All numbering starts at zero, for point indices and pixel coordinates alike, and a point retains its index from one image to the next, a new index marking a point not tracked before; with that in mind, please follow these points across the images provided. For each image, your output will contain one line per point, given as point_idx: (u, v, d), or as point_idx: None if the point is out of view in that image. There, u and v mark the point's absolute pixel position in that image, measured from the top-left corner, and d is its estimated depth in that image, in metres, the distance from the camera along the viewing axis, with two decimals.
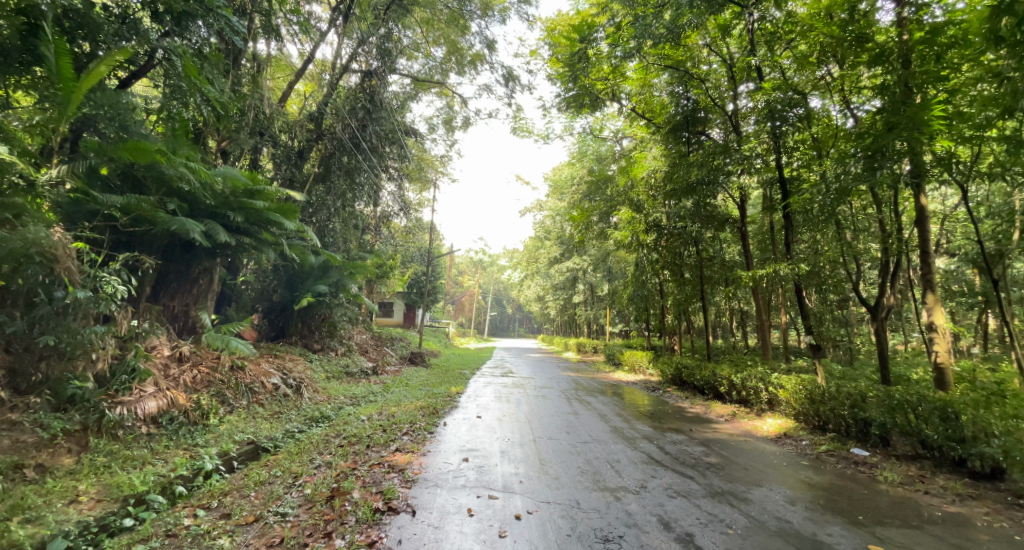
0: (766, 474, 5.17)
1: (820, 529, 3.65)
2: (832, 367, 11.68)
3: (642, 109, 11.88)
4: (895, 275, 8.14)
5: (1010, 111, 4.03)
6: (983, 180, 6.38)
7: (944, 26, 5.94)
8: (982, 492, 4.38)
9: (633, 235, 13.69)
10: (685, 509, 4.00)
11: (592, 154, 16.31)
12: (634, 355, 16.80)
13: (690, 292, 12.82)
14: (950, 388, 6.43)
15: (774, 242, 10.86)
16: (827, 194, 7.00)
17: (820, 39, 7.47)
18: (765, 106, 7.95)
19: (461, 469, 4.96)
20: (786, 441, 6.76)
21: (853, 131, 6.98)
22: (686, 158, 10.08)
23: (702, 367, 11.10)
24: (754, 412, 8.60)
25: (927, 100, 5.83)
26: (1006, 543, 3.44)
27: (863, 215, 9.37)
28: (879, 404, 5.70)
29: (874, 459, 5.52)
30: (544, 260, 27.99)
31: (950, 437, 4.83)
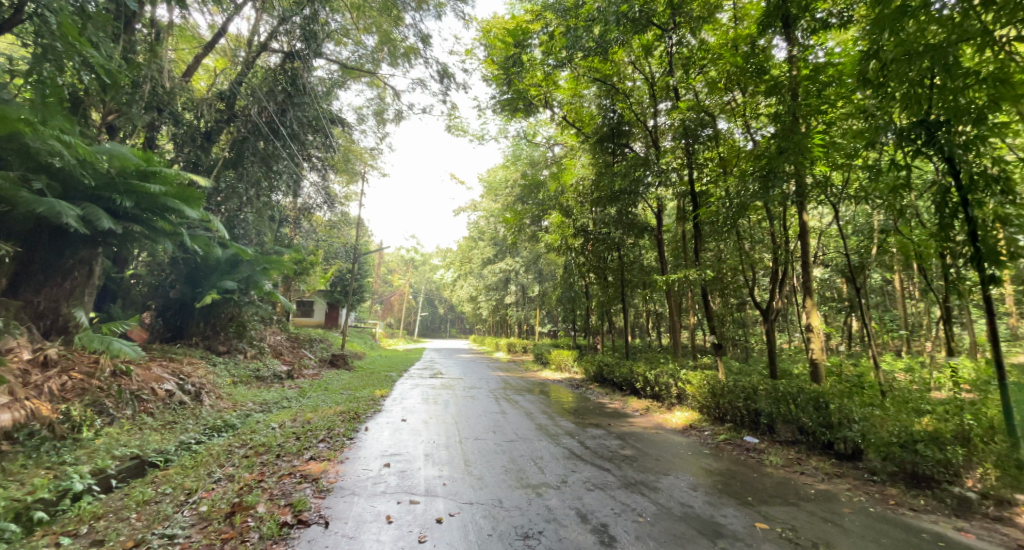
0: (674, 463, 5.59)
1: (717, 511, 4.02)
2: (731, 364, 12.93)
3: (573, 119, 12.43)
4: (783, 282, 9.20)
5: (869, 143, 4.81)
6: (850, 202, 7.42)
7: (824, 67, 6.88)
8: (844, 471, 5.08)
9: (562, 239, 14.22)
10: (601, 501, 4.19)
11: (526, 158, 16.40)
12: (560, 354, 17.33)
13: (613, 294, 13.66)
14: (822, 381, 7.36)
15: (686, 250, 11.72)
16: (730, 208, 7.76)
17: (727, 67, 8.27)
18: (680, 125, 8.68)
19: (382, 475, 4.79)
20: (691, 432, 7.36)
21: (752, 152, 7.78)
22: (611, 168, 10.68)
23: (621, 365, 11.73)
24: (665, 405, 9.25)
25: (810, 130, 6.68)
26: (862, 514, 4.02)
27: (760, 229, 10.46)
28: (768, 396, 6.42)
29: (762, 445, 6.20)
30: (478, 261, 27.99)
31: (821, 423, 5.54)
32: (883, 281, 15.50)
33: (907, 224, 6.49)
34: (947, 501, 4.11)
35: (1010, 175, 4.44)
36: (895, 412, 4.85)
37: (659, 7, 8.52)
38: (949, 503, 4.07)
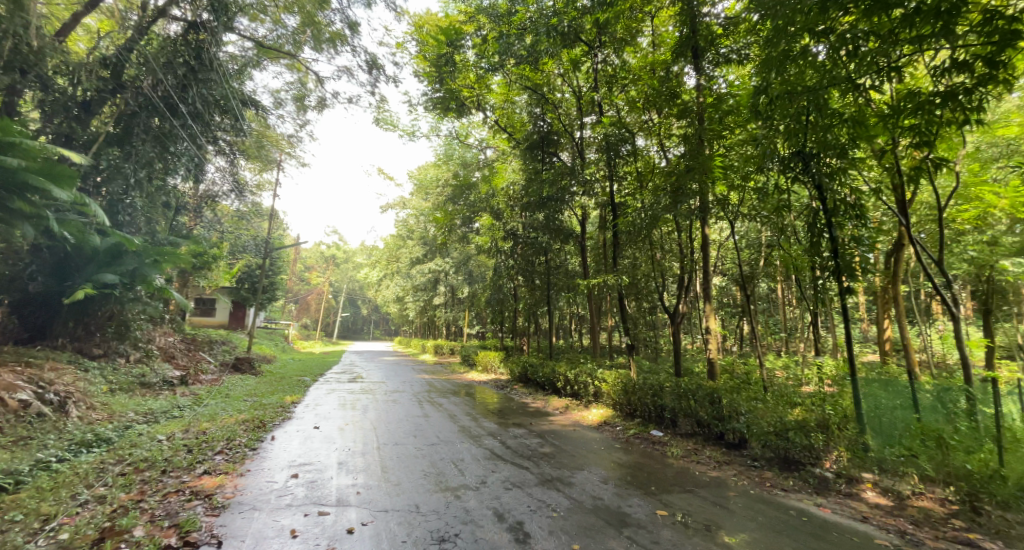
0: (588, 459, 5.86)
1: (624, 501, 4.29)
2: (644, 363, 13.86)
3: (504, 123, 12.52)
4: (689, 288, 10.07)
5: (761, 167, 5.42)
6: (744, 218, 8.32)
7: (725, 96, 7.67)
8: (731, 458, 5.68)
9: (491, 241, 14.36)
10: (518, 500, 4.28)
11: (458, 158, 16.29)
12: (485, 356, 17.37)
13: (539, 296, 14.02)
14: (718, 378, 8.15)
15: (606, 255, 12.35)
16: (644, 219, 8.32)
17: (644, 88, 8.84)
18: (603, 139, 9.14)
19: (288, 487, 4.47)
20: (604, 428, 7.78)
21: (665, 168, 8.39)
22: (540, 176, 10.95)
23: (544, 366, 12.06)
24: (582, 403, 9.67)
25: (712, 153, 7.39)
26: (744, 495, 4.52)
27: (670, 238, 11.35)
28: (672, 392, 6.97)
29: (665, 438, 6.72)
30: (405, 260, 27.25)
31: (715, 416, 6.14)
32: (770, 290, 17.59)
33: (787, 239, 7.43)
34: (810, 480, 4.77)
35: (863, 203, 5.29)
36: (773, 404, 5.52)
37: (587, 26, 9.00)
38: (812, 482, 4.72)
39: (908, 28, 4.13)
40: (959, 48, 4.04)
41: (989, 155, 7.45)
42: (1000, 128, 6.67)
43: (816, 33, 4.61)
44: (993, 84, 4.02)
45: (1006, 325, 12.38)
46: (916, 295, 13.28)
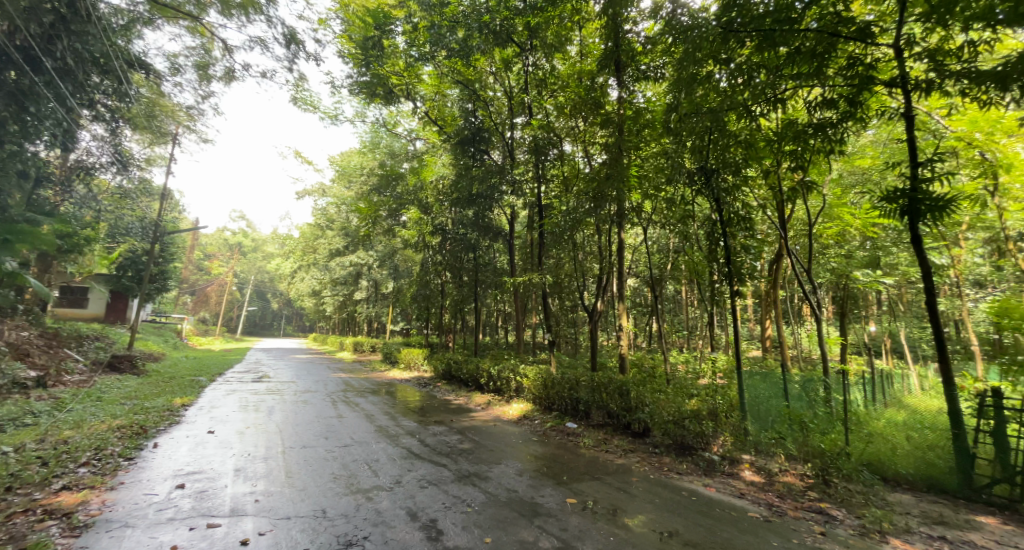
0: (505, 453, 5.97)
1: (537, 492, 4.43)
2: (564, 359, 14.38)
3: (435, 116, 12.30)
4: (608, 288, 10.60)
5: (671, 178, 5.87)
6: (656, 225, 8.95)
7: (643, 110, 8.22)
8: (636, 445, 6.10)
9: (419, 235, 14.00)
10: (433, 497, 4.24)
11: (385, 147, 15.70)
12: (409, 353, 16.91)
13: (466, 293, 13.96)
14: (629, 373, 8.70)
15: (532, 254, 12.61)
16: (567, 221, 8.62)
17: (571, 95, 9.06)
18: (532, 142, 9.48)
19: (172, 499, 4.02)
20: (524, 422, 7.97)
21: (589, 173, 8.73)
22: (469, 172, 10.86)
23: (468, 362, 12.04)
24: (504, 399, 9.80)
25: (629, 163, 7.86)
26: (645, 480, 4.89)
27: (591, 240, 11.88)
28: (587, 386, 7.31)
29: (579, 429, 7.04)
30: (324, 251, 25.69)
31: (623, 407, 6.54)
32: (677, 291, 19.16)
33: (692, 245, 8.14)
34: (700, 463, 5.27)
35: (751, 217, 5.99)
36: (673, 395, 6.00)
37: (519, 28, 9.15)
38: (702, 465, 5.23)
39: (789, 66, 4.79)
40: (829, 87, 4.74)
41: (849, 182, 8.76)
42: (857, 159, 7.87)
43: (719, 60, 5.18)
44: (852, 121, 4.78)
45: (857, 325, 14.68)
46: (793, 299, 15.24)
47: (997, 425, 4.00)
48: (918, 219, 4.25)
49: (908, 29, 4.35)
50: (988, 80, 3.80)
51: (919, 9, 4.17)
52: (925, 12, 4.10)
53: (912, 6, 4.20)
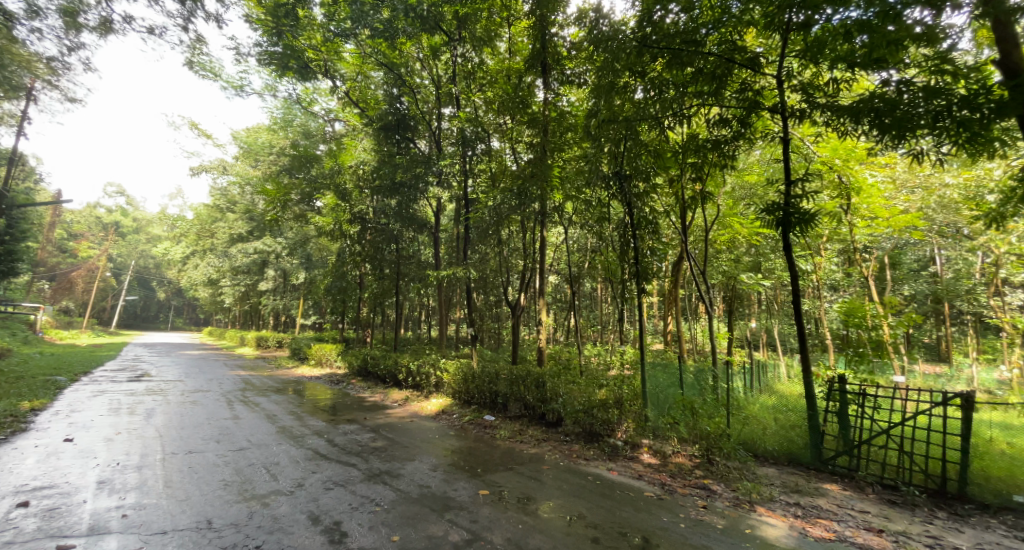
0: (420, 448, 5.87)
1: (449, 486, 4.42)
2: (485, 354, 14.46)
3: (357, 98, 11.55)
4: (530, 283, 10.83)
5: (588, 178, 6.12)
6: (576, 224, 9.32)
7: (566, 114, 8.54)
8: (549, 435, 6.33)
9: (336, 223, 13.18)
10: (338, 499, 4.06)
11: (298, 126, 14.57)
12: (321, 348, 15.91)
13: (386, 286, 13.43)
14: (547, 365, 8.98)
15: (458, 248, 12.48)
16: (492, 216, 8.63)
17: (500, 91, 9.12)
18: (459, 133, 9.31)
19: (11, 520, 3.41)
20: (441, 416, 7.89)
21: (516, 170, 8.80)
22: (392, 160, 10.43)
23: (385, 358, 11.63)
24: (422, 394, 9.62)
25: (552, 164, 8.10)
26: (556, 468, 5.09)
27: (514, 237, 12.03)
28: (506, 379, 7.44)
29: (496, 422, 7.14)
30: (224, 236, 23.23)
31: (539, 399, 6.75)
32: (594, 289, 20.14)
33: (607, 245, 8.59)
34: (606, 448, 5.62)
35: (657, 221, 6.48)
36: (585, 386, 6.31)
37: (447, 16, 9.04)
38: (607, 450, 5.58)
39: (693, 85, 5.25)
40: (725, 108, 5.28)
41: (740, 195, 9.82)
42: (746, 174, 8.85)
43: (635, 73, 5.52)
44: (742, 140, 5.37)
45: (742, 322, 16.56)
46: (693, 297, 16.78)
47: (840, 407, 4.76)
48: (789, 230, 4.87)
49: (787, 63, 4.99)
50: (845, 113, 4.47)
51: (797, 47, 4.79)
52: (801, 50, 4.72)
53: (791, 44, 4.82)
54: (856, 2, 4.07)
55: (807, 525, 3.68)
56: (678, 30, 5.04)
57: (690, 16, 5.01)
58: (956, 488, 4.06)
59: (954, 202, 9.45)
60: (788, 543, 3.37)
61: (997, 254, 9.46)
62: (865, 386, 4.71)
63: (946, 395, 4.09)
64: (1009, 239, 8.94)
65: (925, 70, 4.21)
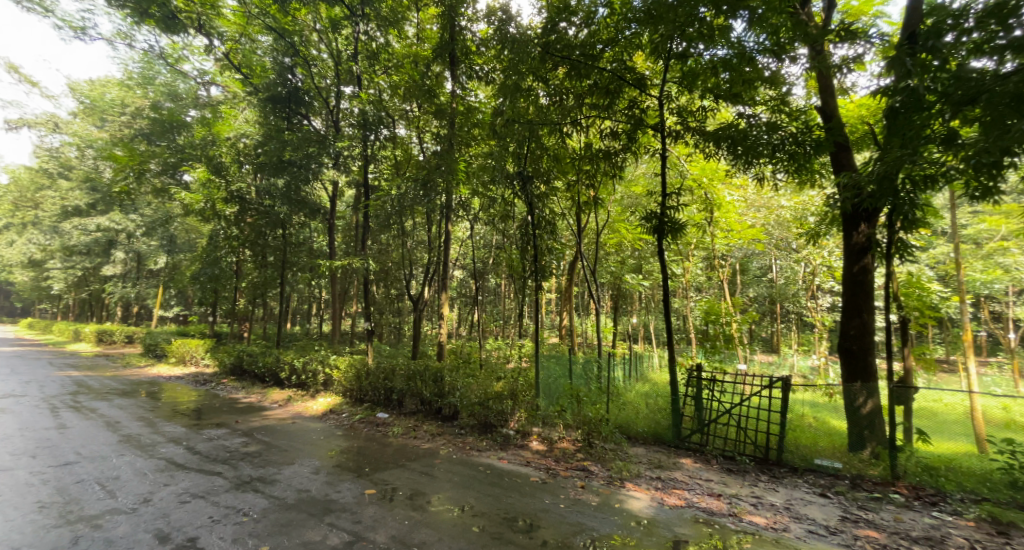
0: (301, 451, 5.47)
1: (332, 489, 4.19)
2: (381, 349, 13.88)
3: (239, 62, 10.27)
4: (433, 277, 10.64)
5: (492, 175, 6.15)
6: (481, 220, 9.37)
7: (474, 110, 8.63)
8: (444, 429, 6.31)
9: (206, 203, 11.06)
10: (196, 512, 3.61)
11: (163, 85, 12.58)
12: (184, 344, 13.89)
13: (270, 275, 12.18)
14: (446, 360, 8.93)
15: (355, 237, 11.77)
16: (393, 205, 8.19)
17: (407, 77, 8.81)
18: (360, 114, 8.57)
19: None
20: (328, 416, 7.42)
21: (421, 161, 8.57)
22: (281, 136, 9.47)
23: (265, 354, 10.57)
24: (308, 394, 8.93)
25: (457, 158, 8.06)
26: (448, 461, 5.11)
27: (418, 229, 11.74)
28: (402, 374, 7.25)
29: (389, 419, 6.92)
30: (54, 207, 19.14)
31: (436, 394, 6.70)
32: (496, 285, 20.49)
33: (510, 242, 8.81)
34: (498, 439, 5.78)
35: (555, 223, 6.80)
36: (482, 379, 6.42)
37: None
38: (499, 440, 5.74)
39: (589, 96, 5.65)
40: (616, 122, 5.74)
41: (627, 203, 10.75)
42: (633, 184, 9.75)
43: (539, 78, 5.75)
44: (629, 153, 5.91)
45: (627, 318, 18.18)
46: (586, 295, 17.97)
47: (696, 392, 5.49)
48: (664, 236, 5.44)
49: (668, 87, 5.56)
50: (711, 138, 5.14)
51: (676, 74, 5.38)
52: (679, 77, 5.29)
53: (671, 71, 5.41)
54: (722, 42, 4.70)
55: (665, 495, 4.19)
56: (578, 43, 5.41)
57: (590, 32, 5.38)
58: (776, 455, 4.95)
59: (787, 221, 11.46)
60: (648, 512, 3.81)
61: (815, 265, 11.68)
62: (716, 373, 5.45)
63: (773, 379, 4.91)
64: (822, 253, 11.12)
65: (769, 108, 5.03)
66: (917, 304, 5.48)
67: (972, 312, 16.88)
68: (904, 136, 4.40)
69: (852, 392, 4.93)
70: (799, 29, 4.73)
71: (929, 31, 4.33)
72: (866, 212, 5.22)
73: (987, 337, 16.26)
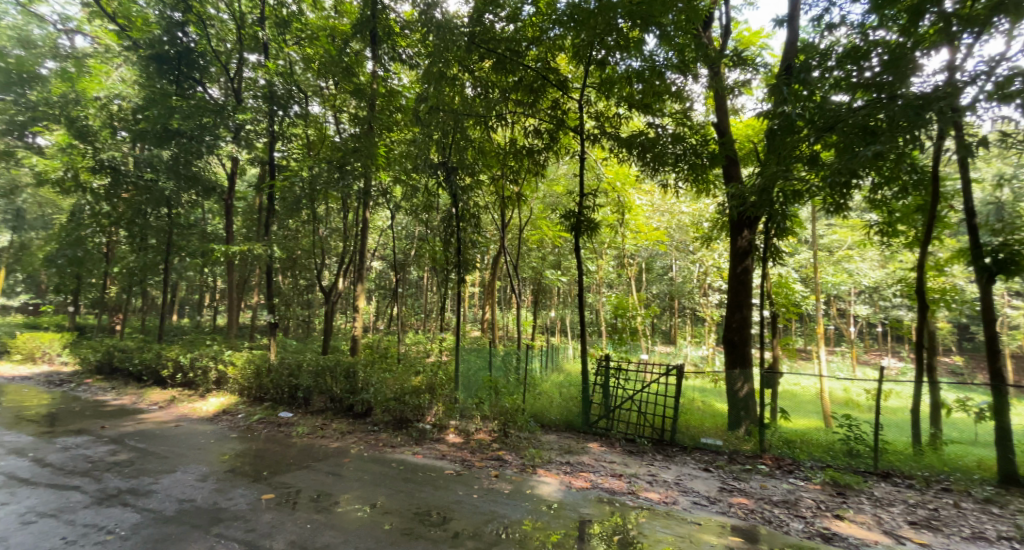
0: (185, 457, 4.91)
1: (222, 496, 3.83)
2: (287, 343, 12.88)
3: (115, 11, 8.84)
4: (348, 268, 10.09)
5: (416, 164, 6.00)
6: (402, 210, 9.06)
7: (396, 94, 8.35)
8: (355, 426, 6.05)
9: (69, 172, 9.58)
10: (46, 533, 3.09)
11: (9, 27, 10.46)
12: (35, 338, 11.73)
13: (152, 260, 10.71)
14: (360, 355, 8.54)
15: (259, 221, 10.76)
16: (303, 187, 7.57)
17: (322, 51, 8.16)
18: (267, 86, 7.84)
19: None
20: (222, 417, 6.75)
21: (336, 143, 8.04)
22: (168, 101, 8.34)
23: (144, 350, 9.30)
24: (197, 393, 8.03)
25: (378, 142, 7.73)
26: (358, 459, 4.91)
27: (333, 216, 11.05)
28: (309, 370, 6.82)
29: (293, 418, 6.47)
30: None
31: (347, 390, 6.41)
32: (416, 276, 20.03)
33: (433, 233, 8.65)
34: (413, 433, 5.68)
35: (479, 216, 6.81)
36: (398, 373, 6.25)
37: None
38: (414, 435, 5.64)
39: (514, 92, 5.70)
40: (539, 120, 5.88)
41: (549, 201, 11.10)
42: (554, 182, 10.10)
43: (464, 69, 5.68)
44: (551, 152, 6.12)
45: (545, 312, 18.81)
46: (506, 289, 18.27)
47: (603, 381, 5.87)
48: (581, 234, 5.72)
49: (587, 91, 5.81)
50: (624, 144, 5.49)
51: (595, 79, 5.63)
52: (597, 83, 5.53)
53: (591, 76, 5.64)
54: (637, 54, 5.01)
55: (572, 478, 4.43)
56: (505, 37, 5.43)
57: (515, 28, 5.45)
58: (670, 436, 5.48)
59: (687, 225, 12.66)
60: (557, 496, 4.01)
61: (708, 266, 13.04)
62: (622, 362, 5.88)
63: (670, 368, 5.40)
64: (714, 255, 12.47)
65: (675, 121, 5.50)
66: (784, 301, 6.33)
67: (826, 309, 20.01)
68: (780, 155, 5.07)
69: (732, 378, 5.60)
70: (701, 51, 5.20)
71: (802, 66, 5.02)
72: (749, 220, 5.93)
73: (836, 330, 19.40)
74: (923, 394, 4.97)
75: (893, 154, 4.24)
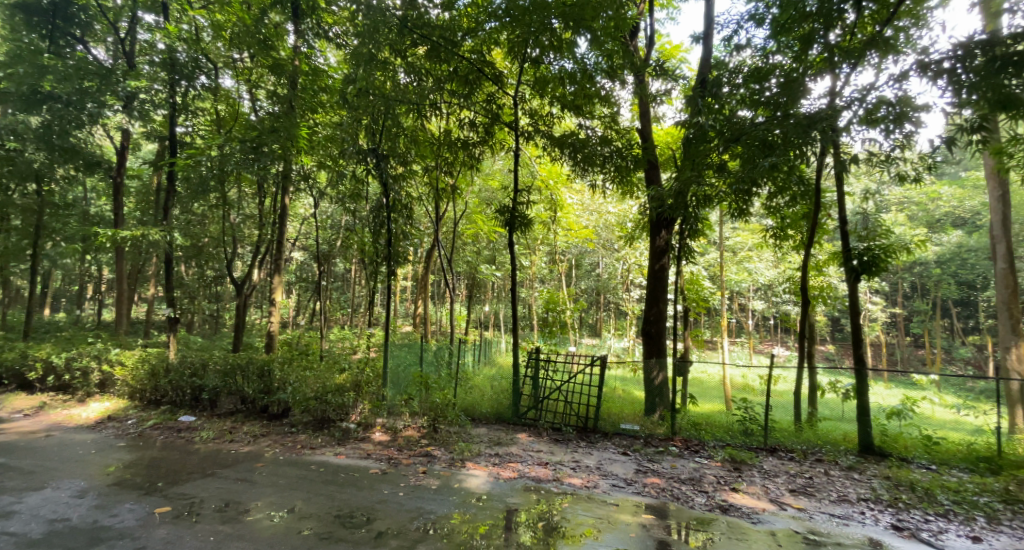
0: (59, 471, 4.31)
1: (105, 513, 3.42)
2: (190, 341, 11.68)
3: None
4: (263, 258, 9.34)
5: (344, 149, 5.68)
6: (327, 198, 8.55)
7: (321, 74, 7.87)
8: (269, 428, 5.66)
9: None
10: None
11: None
12: None
13: (14, 244, 9.17)
14: (277, 352, 7.97)
15: (156, 204, 9.61)
16: (208, 168, 6.82)
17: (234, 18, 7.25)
18: (165, 52, 6.80)
19: None
20: (106, 424, 5.98)
21: (251, 122, 7.38)
22: (40, 61, 7.21)
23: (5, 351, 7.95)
24: (75, 398, 7.03)
25: (299, 122, 7.22)
26: (272, 463, 4.61)
27: (247, 201, 10.16)
28: (217, 369, 6.25)
29: (196, 422, 5.90)
30: None
31: (261, 390, 5.97)
32: (342, 268, 19.07)
33: (360, 222, 8.27)
34: (336, 433, 5.45)
35: (410, 207, 6.61)
36: (321, 371, 5.94)
37: None
38: (337, 435, 5.41)
39: (448, 82, 5.62)
40: (474, 113, 5.86)
41: (483, 196, 11.11)
42: (488, 176, 10.13)
43: (397, 54, 5.47)
44: (485, 146, 6.14)
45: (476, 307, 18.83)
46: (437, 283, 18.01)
47: (533, 373, 6.02)
48: (515, 229, 5.79)
49: (521, 88, 5.88)
50: (557, 143, 5.65)
51: (529, 77, 5.70)
52: (531, 81, 5.61)
53: (525, 74, 5.71)
54: (569, 55, 5.17)
55: (500, 469, 4.52)
56: (440, 25, 5.33)
57: (450, 17, 5.37)
58: (593, 423, 5.78)
59: (613, 224, 13.32)
60: (485, 487, 4.07)
61: (630, 263, 13.84)
62: (550, 354, 6.08)
63: (595, 358, 5.68)
64: (637, 253, 13.24)
65: (603, 123, 5.75)
66: (695, 297, 6.91)
67: (731, 304, 22.14)
68: (695, 161, 5.50)
69: (649, 367, 6.02)
70: (629, 58, 5.47)
71: (715, 80, 5.49)
72: (666, 221, 6.37)
73: (737, 323, 21.54)
74: (803, 377, 5.73)
75: (787, 166, 4.78)
